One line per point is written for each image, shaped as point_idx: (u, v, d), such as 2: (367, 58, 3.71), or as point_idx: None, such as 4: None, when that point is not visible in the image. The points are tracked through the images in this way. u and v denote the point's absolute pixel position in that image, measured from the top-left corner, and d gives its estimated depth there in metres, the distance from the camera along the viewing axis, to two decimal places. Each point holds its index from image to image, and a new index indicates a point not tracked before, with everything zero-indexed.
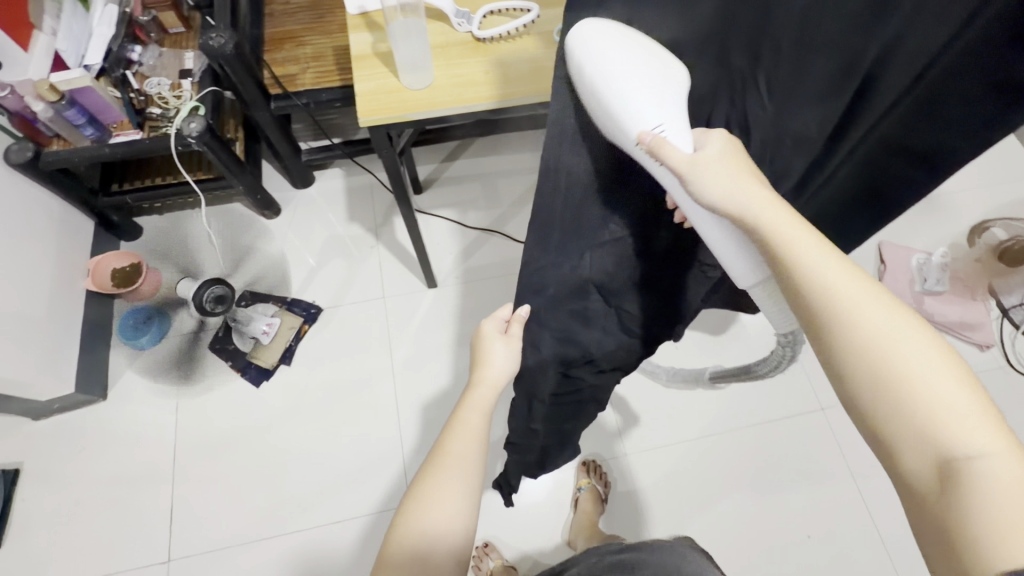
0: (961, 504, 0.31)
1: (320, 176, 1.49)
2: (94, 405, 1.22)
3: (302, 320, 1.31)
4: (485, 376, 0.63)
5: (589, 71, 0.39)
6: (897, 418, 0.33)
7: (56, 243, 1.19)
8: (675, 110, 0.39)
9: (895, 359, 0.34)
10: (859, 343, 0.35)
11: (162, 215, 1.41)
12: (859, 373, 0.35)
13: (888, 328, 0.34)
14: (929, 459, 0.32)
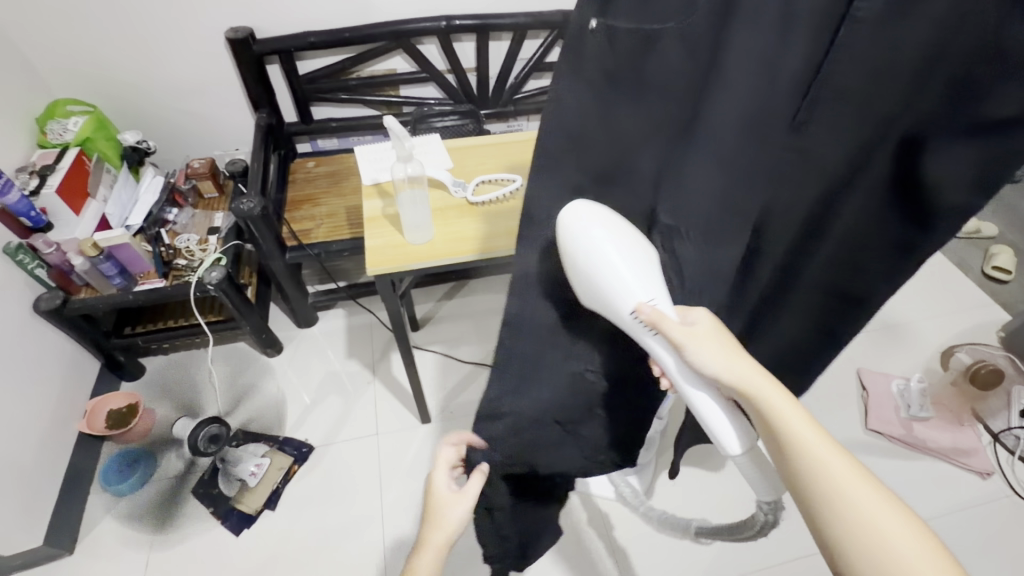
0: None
1: (323, 315, 1.59)
2: (57, 560, 1.14)
3: (292, 459, 1.29)
4: (432, 533, 0.58)
5: (584, 270, 0.49)
6: (861, 549, 0.42)
7: (61, 385, 1.23)
8: (659, 288, 0.48)
9: (862, 515, 0.42)
10: (831, 495, 0.43)
11: (167, 355, 1.47)
12: (834, 519, 0.43)
13: (848, 485, 0.43)
14: None
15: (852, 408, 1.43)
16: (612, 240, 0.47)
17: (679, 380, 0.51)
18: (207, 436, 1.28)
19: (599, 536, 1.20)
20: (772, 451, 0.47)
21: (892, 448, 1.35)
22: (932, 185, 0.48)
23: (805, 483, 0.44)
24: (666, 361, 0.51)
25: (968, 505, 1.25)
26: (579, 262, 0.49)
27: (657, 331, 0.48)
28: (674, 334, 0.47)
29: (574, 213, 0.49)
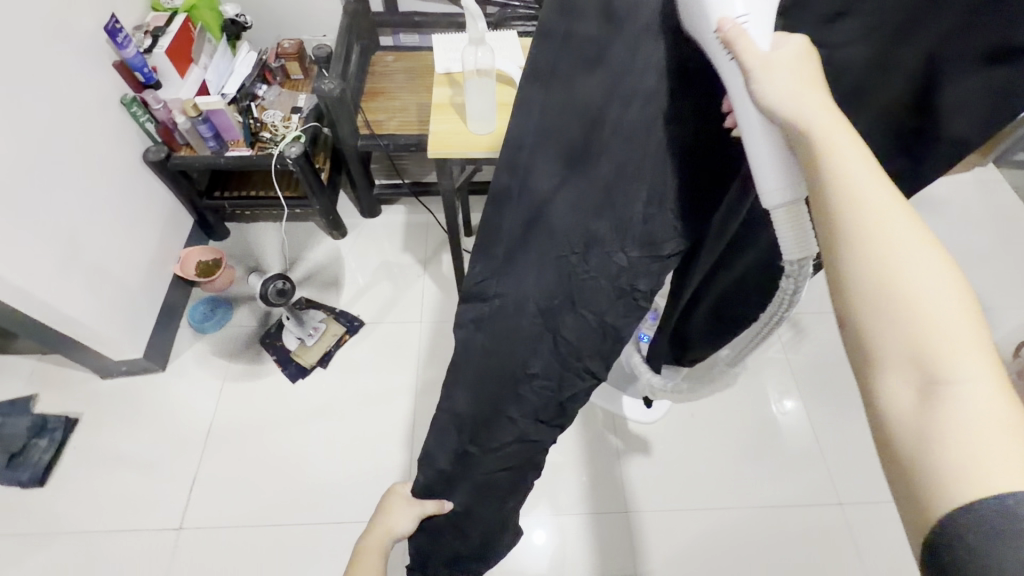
0: (932, 426, 0.29)
1: (385, 208, 1.68)
2: (152, 374, 1.36)
3: (344, 329, 1.44)
4: (379, 524, 0.75)
5: (662, 29, 0.39)
6: (882, 324, 0.30)
7: (161, 230, 1.41)
8: (761, 5, 0.37)
9: (911, 280, 0.30)
10: (875, 253, 0.31)
11: (247, 222, 1.62)
12: (867, 274, 0.31)
13: (899, 249, 0.31)
14: (914, 373, 0.30)
15: None
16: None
17: (730, 120, 0.39)
18: (278, 288, 1.34)
19: (608, 447, 1.28)
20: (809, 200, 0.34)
21: None
22: (941, 114, 0.42)
23: (835, 245, 0.32)
24: (722, 100, 0.39)
25: None
26: (661, 36, 0.39)
27: (730, 61, 0.37)
28: (748, 65, 0.36)
29: (668, 5, 0.39)
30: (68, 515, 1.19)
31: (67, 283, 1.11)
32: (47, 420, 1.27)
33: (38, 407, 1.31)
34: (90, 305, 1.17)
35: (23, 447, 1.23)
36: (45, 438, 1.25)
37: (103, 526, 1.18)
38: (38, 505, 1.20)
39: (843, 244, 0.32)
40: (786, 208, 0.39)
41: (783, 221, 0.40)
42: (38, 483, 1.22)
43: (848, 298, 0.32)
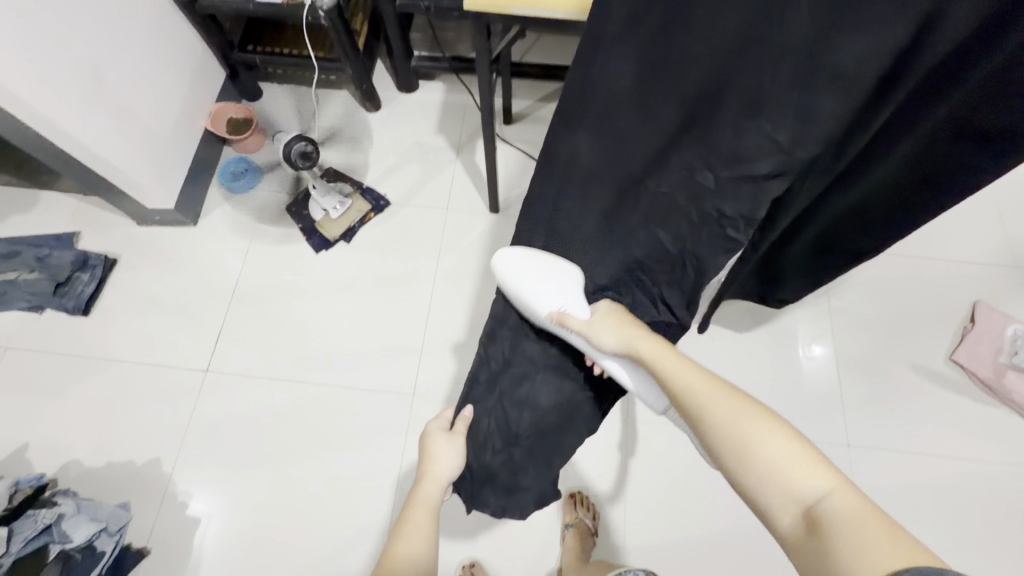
0: (823, 540, 0.42)
1: (423, 84, 1.57)
2: (184, 227, 1.40)
3: (369, 207, 1.41)
4: (431, 466, 0.79)
5: (514, 289, 0.77)
6: (755, 477, 0.48)
7: (191, 79, 1.36)
8: (566, 295, 0.74)
9: (754, 439, 0.49)
10: (722, 434, 0.52)
11: (280, 84, 1.55)
12: (727, 448, 0.51)
13: (737, 423, 0.51)
14: (790, 508, 0.45)
15: (944, 334, 1.28)
16: (541, 279, 0.74)
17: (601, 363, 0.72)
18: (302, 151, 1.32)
19: None
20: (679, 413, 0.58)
21: (966, 386, 1.24)
22: None
23: (706, 432, 0.53)
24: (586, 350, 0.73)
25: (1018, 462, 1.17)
26: (512, 287, 0.77)
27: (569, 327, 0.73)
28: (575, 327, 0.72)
29: (502, 263, 0.79)
30: (109, 344, 1.29)
31: (94, 121, 1.11)
32: (88, 257, 1.34)
33: (81, 244, 1.37)
34: (119, 146, 1.18)
35: (67, 278, 1.31)
36: (87, 273, 1.33)
37: (140, 359, 1.28)
38: (82, 332, 1.30)
39: (713, 426, 0.53)
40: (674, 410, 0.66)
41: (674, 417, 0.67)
42: (82, 312, 1.31)
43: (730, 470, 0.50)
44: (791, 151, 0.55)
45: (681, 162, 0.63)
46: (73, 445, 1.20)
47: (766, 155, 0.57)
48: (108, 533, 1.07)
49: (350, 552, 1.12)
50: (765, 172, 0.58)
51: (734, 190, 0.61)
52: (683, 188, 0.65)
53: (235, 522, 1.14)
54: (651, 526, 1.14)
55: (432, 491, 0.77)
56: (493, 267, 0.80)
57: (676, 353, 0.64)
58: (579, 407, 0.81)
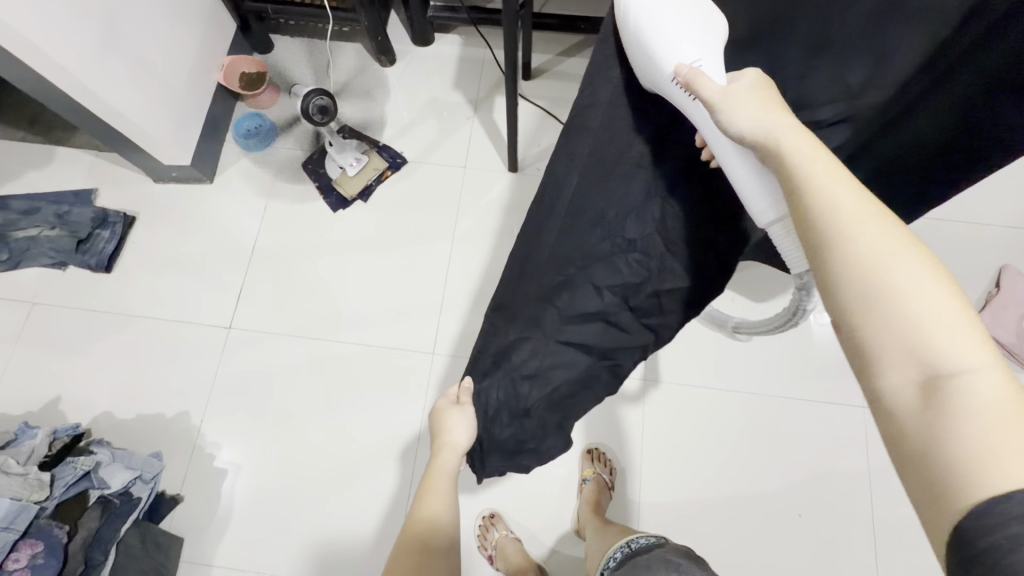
0: (939, 422, 0.31)
1: (439, 37, 1.51)
2: (200, 184, 1.39)
3: (386, 165, 1.39)
4: (445, 441, 0.85)
5: (631, 22, 0.50)
6: (875, 319, 0.34)
7: (203, 30, 1.32)
8: (702, 54, 0.48)
9: (897, 276, 0.34)
10: (855, 258, 0.35)
11: (291, 36, 1.51)
12: (852, 281, 0.35)
13: (882, 244, 0.35)
14: (914, 370, 0.33)
15: (968, 298, 1.27)
16: (669, 9, 0.48)
17: (716, 149, 0.50)
18: (319, 105, 1.35)
19: None
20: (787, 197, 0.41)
21: None
22: None
23: (827, 242, 0.37)
24: (707, 125, 0.49)
25: None
26: (631, 27, 0.50)
27: (695, 94, 0.48)
28: (706, 94, 0.46)
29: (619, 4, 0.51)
30: (133, 301, 1.31)
31: (109, 73, 1.08)
32: (107, 214, 1.34)
33: (99, 201, 1.37)
34: (134, 99, 1.15)
35: (88, 235, 1.32)
36: (107, 230, 1.33)
37: (163, 316, 1.30)
38: (106, 289, 1.32)
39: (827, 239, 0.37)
40: (780, 224, 0.49)
41: (776, 232, 0.50)
42: (104, 269, 1.32)
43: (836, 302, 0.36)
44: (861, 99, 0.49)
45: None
46: (104, 398, 1.24)
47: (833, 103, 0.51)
48: (142, 481, 1.11)
49: (374, 503, 1.16)
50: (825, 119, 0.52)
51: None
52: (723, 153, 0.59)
53: (263, 472, 1.18)
54: (665, 481, 1.17)
55: (449, 463, 0.84)
56: (613, 6, 0.52)
57: (821, 144, 0.41)
58: (597, 377, 0.71)
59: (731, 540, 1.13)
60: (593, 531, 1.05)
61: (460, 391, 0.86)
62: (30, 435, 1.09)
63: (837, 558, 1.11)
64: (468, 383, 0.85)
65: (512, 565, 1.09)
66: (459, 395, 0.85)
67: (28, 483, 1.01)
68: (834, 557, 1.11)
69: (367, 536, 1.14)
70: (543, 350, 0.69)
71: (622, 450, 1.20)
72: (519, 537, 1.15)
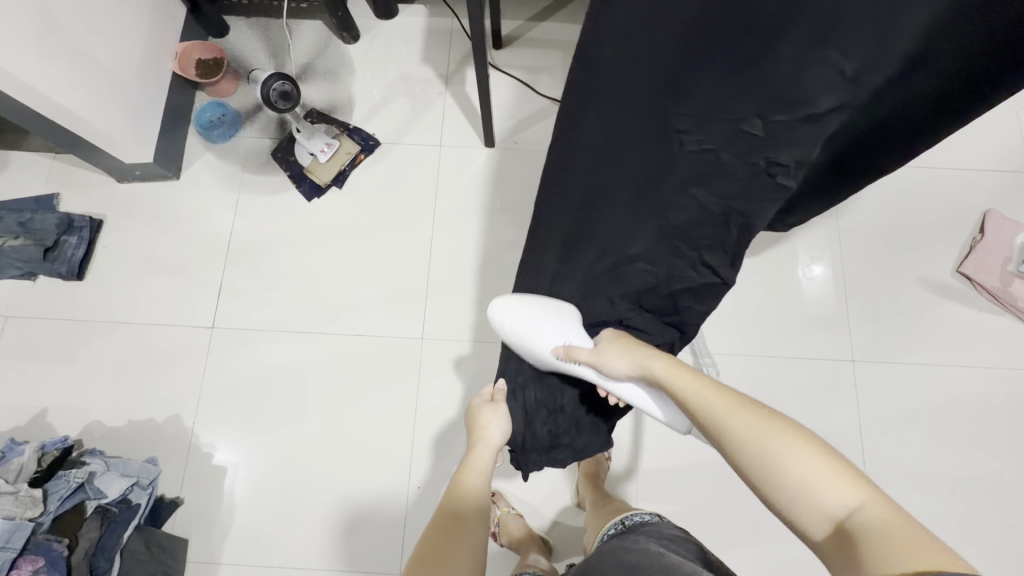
0: (856, 556, 0.44)
1: (403, 8, 1.44)
2: (167, 181, 1.34)
3: (359, 149, 1.34)
4: (482, 435, 0.82)
5: (509, 332, 0.72)
6: (781, 488, 0.51)
7: (149, 14, 1.25)
8: (568, 331, 0.70)
9: (774, 450, 0.52)
10: (747, 449, 0.54)
11: (246, 16, 1.43)
12: (752, 462, 0.54)
13: (755, 432, 0.54)
14: (825, 520, 0.48)
15: (953, 245, 1.27)
16: (524, 317, 0.71)
17: (613, 387, 0.71)
18: (281, 90, 1.30)
19: None
20: (694, 419, 0.61)
21: (971, 296, 1.24)
22: None
23: (726, 443, 0.57)
24: (594, 376, 0.70)
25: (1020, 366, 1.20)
26: (508, 331, 0.72)
27: (576, 359, 0.69)
28: (584, 358, 0.68)
29: (493, 311, 0.75)
30: (109, 307, 1.28)
31: (51, 69, 1.02)
32: (72, 219, 1.29)
33: (62, 206, 1.32)
34: (84, 96, 1.10)
35: (55, 243, 1.27)
36: (74, 236, 1.28)
37: (143, 320, 1.27)
38: (80, 297, 1.28)
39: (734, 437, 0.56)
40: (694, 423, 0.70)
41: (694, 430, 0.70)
42: (76, 276, 1.28)
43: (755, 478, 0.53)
44: (859, 78, 0.46)
45: (730, 117, 0.51)
46: (91, 408, 1.22)
47: (831, 88, 0.46)
48: (139, 487, 1.11)
49: (375, 491, 1.17)
50: (823, 109, 0.48)
51: (787, 134, 0.50)
52: (730, 145, 0.53)
53: (260, 469, 1.18)
54: (661, 447, 1.19)
55: (483, 458, 0.81)
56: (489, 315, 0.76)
57: (693, 371, 0.64)
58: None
59: (728, 499, 1.15)
60: (594, 503, 1.07)
61: (494, 390, 0.87)
62: (18, 451, 1.08)
63: None
64: (503, 382, 0.87)
65: (517, 539, 1.11)
66: (495, 394, 0.86)
67: (21, 500, 1.01)
68: None
69: (371, 523, 1.15)
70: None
71: (623, 420, 1.20)
72: (522, 512, 1.17)
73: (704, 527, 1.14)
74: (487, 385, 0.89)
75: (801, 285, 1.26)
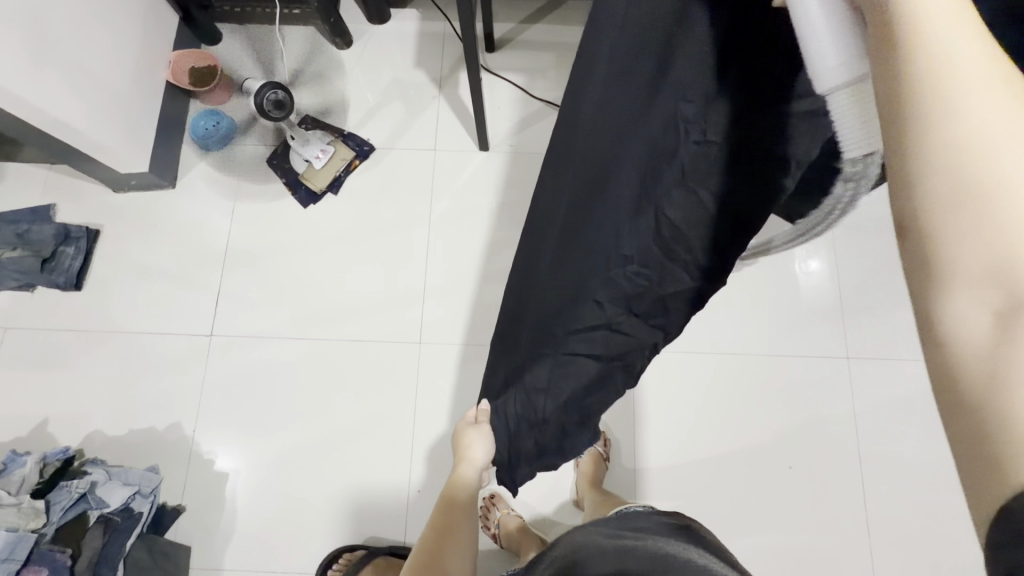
0: (1010, 369, 0.21)
1: (396, 13, 1.44)
2: (163, 190, 1.34)
3: (354, 154, 1.35)
4: (467, 456, 0.91)
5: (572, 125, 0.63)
6: (955, 233, 0.23)
7: (141, 24, 1.25)
8: None
9: (1007, 173, 0.22)
10: (951, 147, 0.22)
11: (239, 24, 1.43)
12: (941, 175, 0.23)
13: (1000, 142, 0.22)
14: (987, 299, 0.22)
15: None
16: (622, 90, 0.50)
17: (770, 35, 0.31)
18: (275, 99, 1.32)
19: None
20: (876, 86, 0.24)
21: None
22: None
23: (907, 154, 0.23)
24: None
25: None
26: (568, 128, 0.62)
27: None
28: None
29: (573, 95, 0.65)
30: (107, 317, 1.28)
31: (44, 82, 1.03)
32: (69, 229, 1.29)
33: (59, 217, 1.32)
34: (79, 108, 1.10)
35: (53, 254, 1.28)
36: (71, 247, 1.29)
37: (142, 329, 1.27)
38: (79, 307, 1.28)
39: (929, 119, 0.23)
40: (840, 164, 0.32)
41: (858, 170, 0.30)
42: (74, 287, 1.29)
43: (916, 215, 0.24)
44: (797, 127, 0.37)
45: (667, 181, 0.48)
46: (92, 417, 1.22)
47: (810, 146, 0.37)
48: (142, 495, 1.11)
49: (375, 495, 1.18)
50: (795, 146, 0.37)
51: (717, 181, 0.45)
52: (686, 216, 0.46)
53: (261, 474, 1.19)
54: (659, 446, 1.20)
55: (467, 475, 0.90)
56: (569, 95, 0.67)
57: (970, 11, 0.23)
58: (614, 379, 0.64)
59: (726, 498, 1.16)
60: (593, 503, 1.08)
61: (477, 411, 0.93)
62: (19, 463, 1.09)
63: (827, 507, 1.15)
64: (484, 403, 0.91)
65: (517, 539, 1.12)
66: (477, 416, 0.92)
67: (23, 512, 1.03)
68: (825, 507, 1.15)
69: (372, 526, 1.16)
70: (552, 367, 0.65)
71: (620, 420, 1.21)
72: (522, 514, 1.18)
73: (703, 525, 1.15)
74: (470, 407, 0.95)
75: (796, 283, 1.27)
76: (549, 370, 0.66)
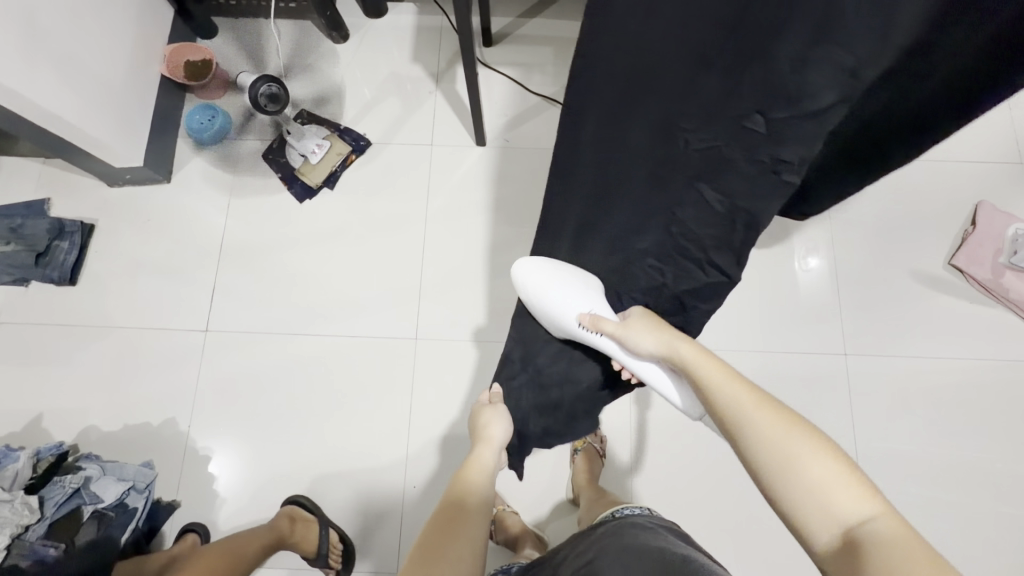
0: (869, 562, 0.44)
1: (393, 7, 1.43)
2: (158, 185, 1.33)
3: (350, 149, 1.34)
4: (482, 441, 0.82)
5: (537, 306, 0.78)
6: (785, 490, 0.52)
7: (136, 20, 1.24)
8: (596, 301, 0.76)
9: (797, 463, 0.52)
10: (775, 463, 0.53)
11: (235, 18, 1.42)
12: (768, 468, 0.54)
13: (779, 441, 0.54)
14: (830, 530, 0.48)
15: (945, 237, 1.27)
16: (549, 286, 0.77)
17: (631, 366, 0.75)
18: (269, 92, 1.31)
19: None
20: (724, 430, 0.60)
21: (963, 288, 1.25)
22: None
23: (747, 450, 0.56)
24: (614, 351, 0.75)
25: (1014, 357, 1.20)
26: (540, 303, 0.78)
27: (599, 331, 0.75)
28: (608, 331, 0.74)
29: (519, 272, 0.80)
30: (103, 311, 1.27)
31: (35, 76, 1.02)
32: (64, 224, 1.29)
33: (53, 211, 1.31)
34: (71, 102, 1.09)
35: (46, 248, 1.27)
36: (66, 241, 1.28)
37: (137, 324, 1.27)
38: (73, 301, 1.28)
39: (723, 412, 0.60)
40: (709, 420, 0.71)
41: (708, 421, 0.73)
42: (70, 281, 1.28)
43: (768, 478, 0.54)
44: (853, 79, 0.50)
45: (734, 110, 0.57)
46: (88, 412, 1.22)
47: (832, 84, 0.50)
48: (137, 490, 1.11)
49: (370, 491, 1.18)
50: (822, 104, 0.52)
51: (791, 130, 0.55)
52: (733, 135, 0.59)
53: (257, 470, 1.19)
54: (655, 439, 1.19)
55: (484, 458, 0.80)
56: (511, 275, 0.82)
57: (731, 371, 0.63)
58: (624, 364, 0.84)
59: (722, 495, 1.16)
60: (588, 498, 1.07)
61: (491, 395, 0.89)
62: (12, 458, 1.08)
63: None
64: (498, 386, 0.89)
65: (514, 535, 1.11)
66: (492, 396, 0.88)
67: (15, 507, 1.00)
68: None
69: (369, 520, 1.16)
70: (571, 358, 0.82)
71: (616, 419, 1.21)
72: (518, 510, 1.18)
73: (699, 522, 1.15)
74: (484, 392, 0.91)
75: (797, 279, 1.26)
76: (565, 361, 0.82)
